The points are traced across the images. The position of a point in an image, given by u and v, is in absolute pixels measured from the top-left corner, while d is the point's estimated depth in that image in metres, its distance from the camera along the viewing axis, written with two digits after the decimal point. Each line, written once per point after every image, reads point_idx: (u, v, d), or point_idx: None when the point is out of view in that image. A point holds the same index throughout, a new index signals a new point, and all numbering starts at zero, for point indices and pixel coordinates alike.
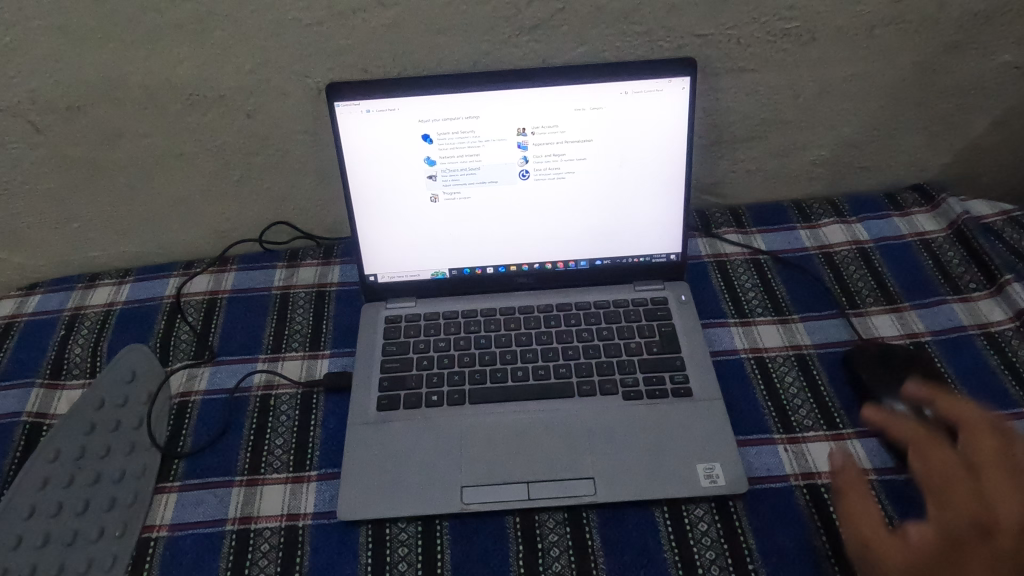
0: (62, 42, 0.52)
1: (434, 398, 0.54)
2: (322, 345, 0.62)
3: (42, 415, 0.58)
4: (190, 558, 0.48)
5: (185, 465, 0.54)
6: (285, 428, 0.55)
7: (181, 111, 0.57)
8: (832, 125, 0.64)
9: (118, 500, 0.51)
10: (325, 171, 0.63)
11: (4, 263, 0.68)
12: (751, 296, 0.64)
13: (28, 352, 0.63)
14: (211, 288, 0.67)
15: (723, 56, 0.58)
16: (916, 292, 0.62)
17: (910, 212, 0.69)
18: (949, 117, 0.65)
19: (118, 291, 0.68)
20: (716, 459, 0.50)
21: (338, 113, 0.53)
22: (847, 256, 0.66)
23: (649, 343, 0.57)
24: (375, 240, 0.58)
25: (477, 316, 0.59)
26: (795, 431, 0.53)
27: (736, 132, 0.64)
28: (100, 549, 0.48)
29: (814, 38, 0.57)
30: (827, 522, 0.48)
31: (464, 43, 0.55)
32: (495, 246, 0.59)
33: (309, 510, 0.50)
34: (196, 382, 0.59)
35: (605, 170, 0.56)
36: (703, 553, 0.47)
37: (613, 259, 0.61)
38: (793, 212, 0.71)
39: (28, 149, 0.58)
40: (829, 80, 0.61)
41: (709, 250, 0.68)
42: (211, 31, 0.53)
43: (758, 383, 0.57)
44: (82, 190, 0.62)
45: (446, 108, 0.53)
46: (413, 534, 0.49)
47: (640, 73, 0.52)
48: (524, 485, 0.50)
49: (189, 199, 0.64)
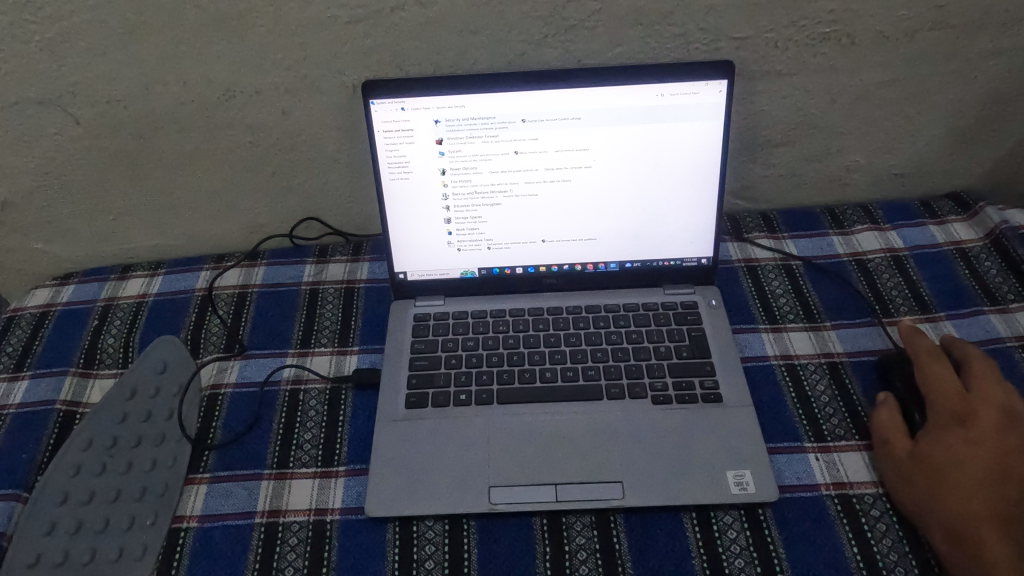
0: (104, 37, 0.53)
1: (462, 398, 0.54)
2: (351, 341, 0.62)
3: (75, 403, 0.58)
4: (220, 549, 0.49)
5: (215, 456, 0.54)
6: (314, 422, 0.56)
7: (217, 107, 0.58)
8: (868, 131, 0.64)
9: (149, 491, 0.51)
10: (357, 168, 0.63)
11: (39, 253, 0.69)
12: (782, 302, 0.63)
13: (62, 341, 0.64)
14: (241, 283, 0.68)
15: (759, 59, 0.57)
16: (952, 302, 0.61)
17: (946, 220, 0.68)
18: (989, 125, 0.64)
19: (150, 283, 0.68)
20: (746, 466, 0.50)
21: (374, 111, 0.53)
22: (880, 264, 0.65)
23: (679, 348, 0.57)
24: (406, 238, 0.58)
25: (505, 316, 0.59)
26: (827, 440, 0.53)
27: (770, 136, 0.63)
28: (132, 538, 0.49)
29: (853, 42, 0.57)
30: (859, 534, 0.47)
31: (500, 43, 0.55)
32: (527, 247, 0.59)
33: (338, 506, 0.51)
34: (227, 374, 0.60)
35: (638, 172, 0.56)
36: (732, 561, 0.46)
37: (643, 262, 0.60)
38: (825, 218, 0.70)
39: (67, 142, 0.59)
40: (866, 85, 0.60)
41: (740, 255, 0.67)
42: (249, 28, 0.53)
43: (790, 391, 0.56)
44: (118, 183, 0.63)
45: (482, 108, 0.53)
46: (440, 531, 0.49)
47: (677, 75, 0.52)
48: (553, 487, 0.49)
49: (223, 193, 0.65)
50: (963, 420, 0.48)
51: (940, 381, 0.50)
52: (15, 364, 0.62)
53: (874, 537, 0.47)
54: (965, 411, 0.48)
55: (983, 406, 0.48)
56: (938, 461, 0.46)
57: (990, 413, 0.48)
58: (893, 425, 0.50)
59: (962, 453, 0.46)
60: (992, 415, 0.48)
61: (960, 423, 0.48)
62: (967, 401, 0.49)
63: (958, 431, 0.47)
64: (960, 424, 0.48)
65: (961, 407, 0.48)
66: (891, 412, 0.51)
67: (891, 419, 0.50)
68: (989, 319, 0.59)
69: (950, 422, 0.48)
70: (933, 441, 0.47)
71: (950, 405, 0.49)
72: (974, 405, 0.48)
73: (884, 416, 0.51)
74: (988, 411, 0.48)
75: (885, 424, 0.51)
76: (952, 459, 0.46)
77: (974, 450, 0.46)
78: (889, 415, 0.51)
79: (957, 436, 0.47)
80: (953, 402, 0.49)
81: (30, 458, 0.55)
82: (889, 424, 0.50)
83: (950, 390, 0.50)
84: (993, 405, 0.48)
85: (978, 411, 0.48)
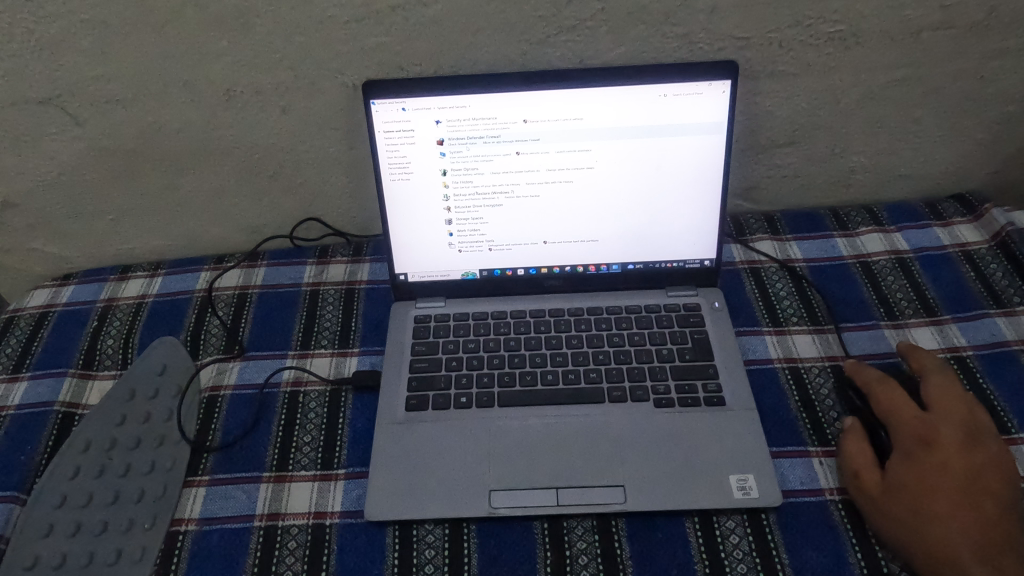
0: (103, 36, 0.52)
1: (463, 400, 0.54)
2: (351, 343, 0.62)
3: (74, 405, 0.58)
4: (218, 552, 0.48)
5: (214, 459, 0.54)
6: (314, 425, 0.55)
7: (217, 107, 0.57)
8: (873, 132, 0.63)
9: (147, 493, 0.51)
10: (357, 168, 0.63)
11: (40, 254, 0.68)
12: (786, 304, 0.62)
13: (62, 342, 0.63)
14: (241, 284, 0.67)
15: (763, 59, 0.57)
16: (957, 305, 0.61)
17: (952, 222, 0.68)
18: (995, 126, 0.64)
19: (150, 284, 0.68)
20: (750, 470, 0.49)
21: (374, 111, 0.52)
22: (885, 266, 0.65)
23: (681, 350, 0.56)
24: (407, 239, 0.58)
25: (506, 318, 0.59)
26: (830, 444, 0.52)
27: (774, 136, 0.63)
28: (130, 540, 0.49)
29: (858, 43, 0.56)
30: (863, 539, 0.47)
31: (502, 43, 0.55)
32: (529, 248, 0.59)
33: (337, 509, 0.50)
34: (226, 376, 0.60)
35: (640, 174, 0.56)
36: (734, 566, 0.46)
37: (646, 263, 0.60)
38: (830, 220, 0.70)
39: (66, 142, 0.59)
40: (872, 86, 0.59)
41: (743, 257, 0.67)
42: (249, 27, 0.53)
43: (792, 394, 0.56)
44: (118, 183, 0.63)
45: (484, 108, 0.53)
46: (440, 535, 0.48)
47: (680, 75, 0.51)
48: (553, 491, 0.49)
49: (223, 193, 0.64)
50: (928, 443, 0.47)
51: (898, 406, 0.50)
52: (14, 365, 0.62)
53: (878, 542, 0.46)
54: (927, 433, 0.48)
55: (943, 425, 0.48)
56: (913, 488, 0.45)
57: (953, 431, 0.48)
58: (862, 455, 0.49)
59: (934, 477, 0.45)
60: (955, 433, 0.48)
61: (925, 446, 0.47)
62: (927, 423, 0.48)
63: (925, 454, 0.47)
64: (926, 448, 0.47)
65: (922, 429, 0.48)
66: (859, 442, 0.50)
67: (859, 450, 0.49)
68: (995, 322, 0.59)
69: (915, 447, 0.47)
70: (905, 468, 0.47)
71: (911, 428, 0.49)
72: (936, 426, 0.48)
73: (852, 448, 0.50)
74: (951, 430, 0.48)
75: (855, 456, 0.49)
76: (926, 484, 0.45)
77: (945, 472, 0.46)
78: (857, 445, 0.49)
79: (926, 459, 0.46)
80: (914, 425, 0.49)
81: (29, 459, 0.54)
82: (857, 456, 0.49)
83: (909, 413, 0.49)
84: (954, 423, 0.48)
85: (941, 431, 0.48)
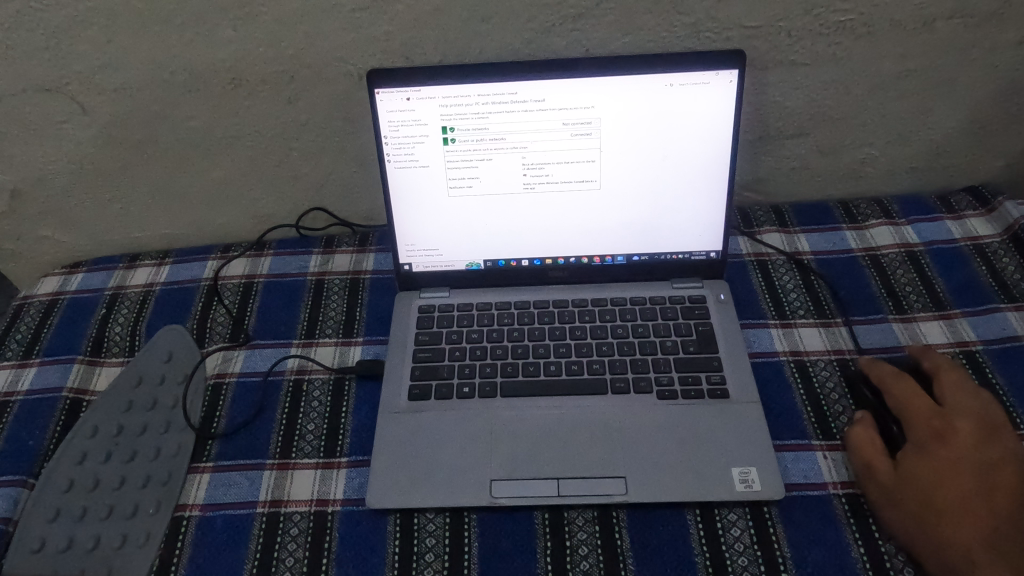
0: (109, 24, 0.53)
1: (466, 391, 0.54)
2: (355, 332, 0.62)
3: (82, 391, 0.59)
4: (221, 539, 0.49)
5: (219, 446, 0.54)
6: (317, 413, 0.56)
7: (223, 96, 0.57)
8: (884, 123, 0.62)
9: (153, 479, 0.52)
10: (362, 157, 0.63)
11: (48, 241, 0.69)
12: (793, 297, 0.62)
13: (70, 329, 0.64)
14: (247, 272, 0.68)
15: (771, 48, 0.56)
16: (968, 299, 0.60)
17: (963, 215, 0.67)
18: (1010, 117, 0.62)
19: (158, 272, 0.69)
20: (752, 463, 0.49)
21: (379, 101, 0.52)
22: (895, 259, 0.64)
23: (685, 342, 0.56)
24: (412, 229, 0.58)
25: (511, 308, 0.59)
26: (835, 438, 0.52)
27: (782, 127, 0.62)
28: (135, 525, 0.49)
29: (869, 32, 0.55)
30: (866, 534, 0.46)
31: (508, 32, 0.54)
32: (532, 238, 0.59)
33: (339, 496, 0.51)
34: (231, 364, 0.60)
35: (644, 164, 0.55)
36: (735, 558, 0.46)
37: (651, 255, 0.59)
38: (839, 212, 0.69)
39: (75, 130, 0.59)
40: (882, 76, 0.58)
41: (750, 249, 0.66)
42: (253, 16, 0.53)
43: (798, 388, 0.55)
44: (124, 170, 0.63)
45: (491, 96, 0.52)
46: (441, 524, 0.49)
47: (686, 64, 0.51)
48: (554, 482, 0.49)
49: (229, 181, 0.65)
50: (941, 437, 0.47)
51: (912, 400, 0.50)
52: (24, 351, 0.62)
53: (883, 537, 0.46)
54: (942, 428, 0.48)
55: (959, 420, 0.48)
56: (926, 480, 0.45)
57: (968, 426, 0.47)
58: (871, 446, 0.49)
59: (946, 469, 0.45)
60: (970, 428, 0.47)
61: (939, 440, 0.47)
62: (942, 417, 0.48)
63: (939, 448, 0.47)
64: (939, 441, 0.47)
65: (937, 424, 0.48)
66: (868, 431, 0.50)
67: (868, 439, 0.49)
68: (1006, 317, 0.58)
69: (929, 440, 0.47)
70: (917, 460, 0.46)
71: (925, 421, 0.48)
72: (950, 420, 0.48)
73: (861, 436, 0.50)
74: (967, 425, 0.47)
75: (864, 445, 0.49)
76: (939, 477, 0.45)
77: (959, 466, 0.45)
78: (865, 435, 0.49)
79: (938, 453, 0.46)
80: (928, 419, 0.48)
81: (36, 444, 0.55)
82: (867, 446, 0.49)
83: (923, 407, 0.49)
84: (969, 418, 0.48)
85: (956, 426, 0.47)
